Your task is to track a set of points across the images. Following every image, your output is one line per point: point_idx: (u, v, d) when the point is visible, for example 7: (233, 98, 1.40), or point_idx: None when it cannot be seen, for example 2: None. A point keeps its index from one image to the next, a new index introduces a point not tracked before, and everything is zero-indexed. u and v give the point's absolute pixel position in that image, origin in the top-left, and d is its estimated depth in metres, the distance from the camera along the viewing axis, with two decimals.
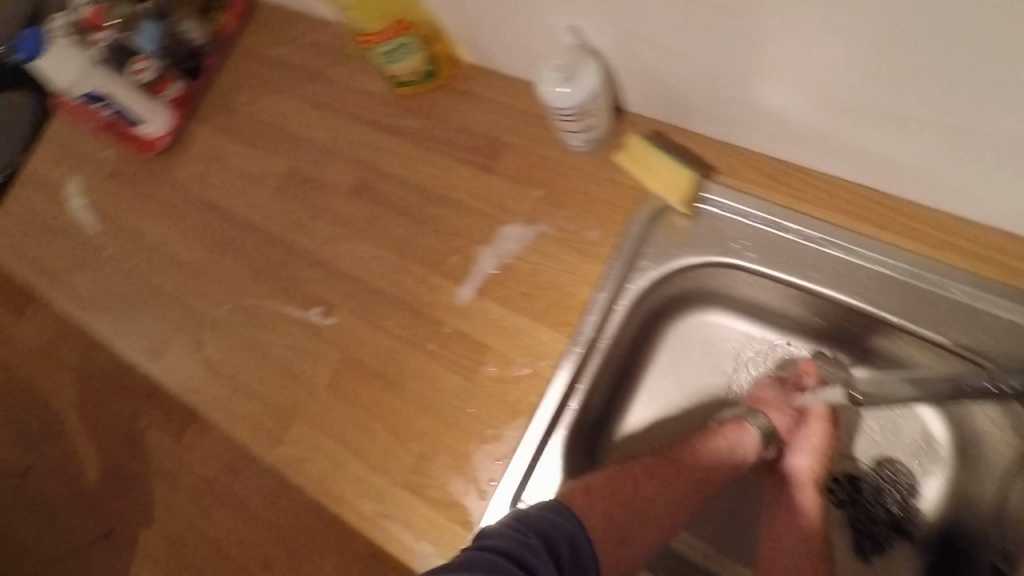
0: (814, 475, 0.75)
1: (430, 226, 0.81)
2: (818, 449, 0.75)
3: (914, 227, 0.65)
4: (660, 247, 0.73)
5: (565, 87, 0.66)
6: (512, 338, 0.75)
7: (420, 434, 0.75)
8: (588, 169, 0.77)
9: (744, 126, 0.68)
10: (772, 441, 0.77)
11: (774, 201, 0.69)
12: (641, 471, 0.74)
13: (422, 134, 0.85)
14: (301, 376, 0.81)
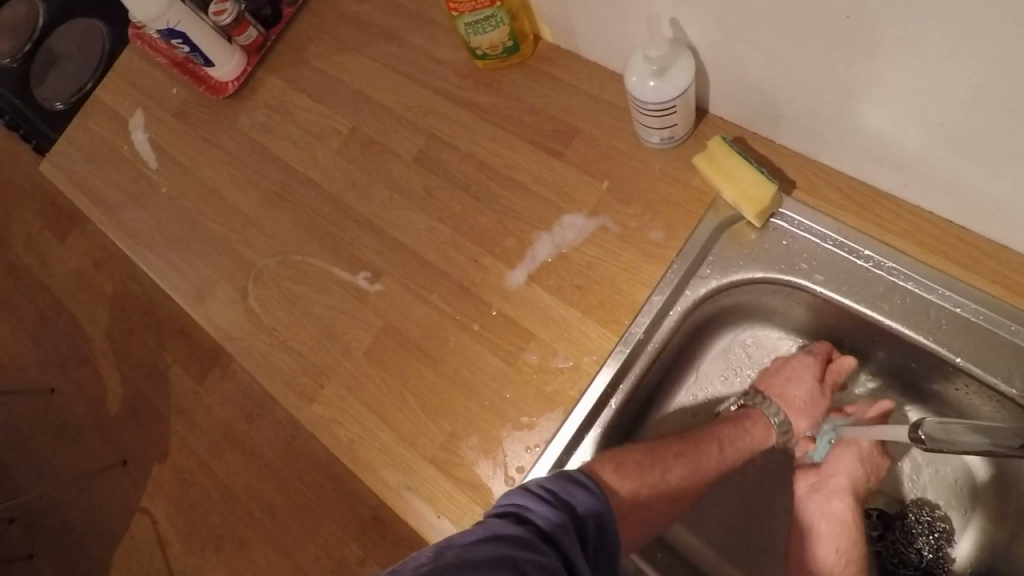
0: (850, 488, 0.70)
1: (489, 205, 0.80)
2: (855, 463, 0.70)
3: (1000, 272, 0.62)
4: (725, 257, 0.70)
5: (654, 83, 0.64)
6: (558, 328, 0.73)
7: (452, 412, 0.74)
8: (659, 167, 0.74)
9: (836, 145, 0.65)
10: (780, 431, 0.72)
11: (851, 225, 0.67)
12: (690, 459, 0.67)
13: (492, 111, 0.83)
14: (340, 337, 0.81)
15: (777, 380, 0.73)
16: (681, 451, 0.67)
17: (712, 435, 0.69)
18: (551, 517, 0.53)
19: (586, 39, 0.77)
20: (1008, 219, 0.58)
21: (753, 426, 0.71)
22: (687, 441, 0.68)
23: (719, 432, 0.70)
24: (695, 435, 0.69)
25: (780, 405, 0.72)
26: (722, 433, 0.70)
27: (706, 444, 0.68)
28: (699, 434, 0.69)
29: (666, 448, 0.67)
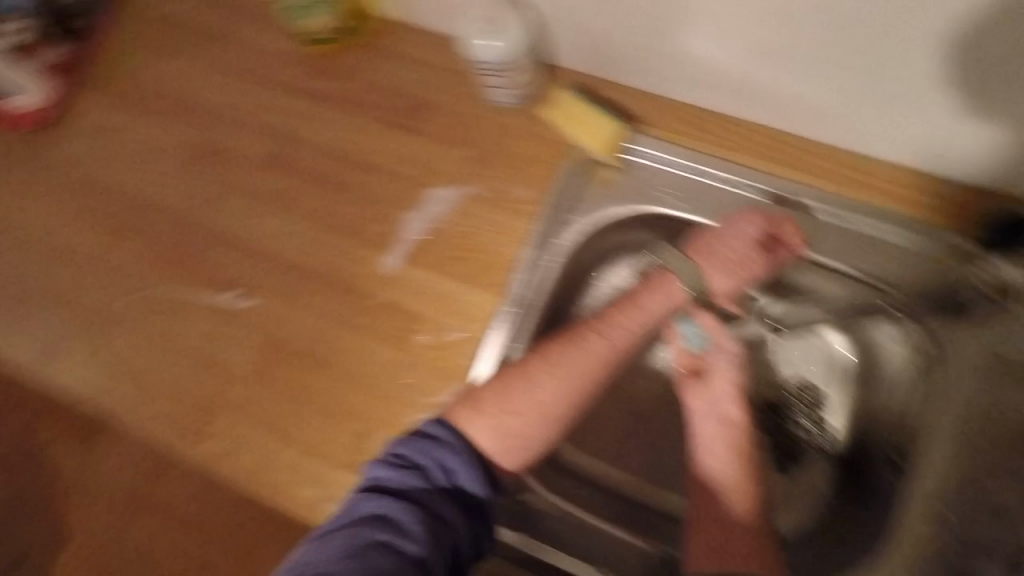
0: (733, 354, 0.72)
1: (350, 194, 0.77)
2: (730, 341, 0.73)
3: (826, 167, 0.68)
4: (587, 201, 0.72)
5: (486, 40, 0.64)
6: (446, 303, 0.73)
7: (356, 411, 0.72)
8: (511, 125, 0.74)
9: (671, 75, 0.68)
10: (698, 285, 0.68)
11: (695, 147, 0.70)
12: (592, 356, 0.66)
13: (333, 96, 0.79)
14: (221, 362, 0.76)
15: (714, 233, 0.68)
16: (586, 349, 0.66)
17: (620, 324, 0.68)
18: (406, 487, 0.54)
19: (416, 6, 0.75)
20: (825, 117, 0.65)
21: (659, 293, 0.69)
22: (594, 336, 0.67)
23: (625, 317, 0.68)
24: (600, 327, 0.67)
25: (703, 265, 0.68)
26: (631, 316, 0.68)
27: (614, 336, 0.67)
28: (607, 324, 0.68)
29: (565, 354, 0.65)
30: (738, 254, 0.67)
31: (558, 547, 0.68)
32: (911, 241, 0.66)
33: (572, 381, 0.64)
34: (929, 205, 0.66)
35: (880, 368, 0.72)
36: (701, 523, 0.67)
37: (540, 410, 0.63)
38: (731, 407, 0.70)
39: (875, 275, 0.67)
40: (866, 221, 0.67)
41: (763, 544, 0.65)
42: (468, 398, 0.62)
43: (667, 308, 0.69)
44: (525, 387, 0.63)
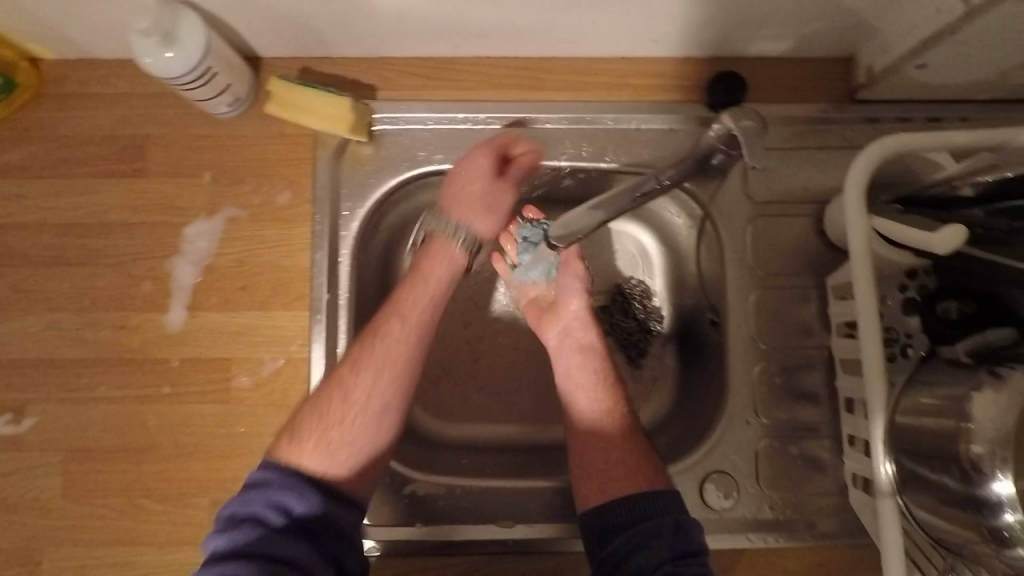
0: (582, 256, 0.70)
1: (101, 263, 0.68)
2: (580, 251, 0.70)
3: (560, 79, 0.71)
4: (356, 184, 0.69)
5: (171, 53, 0.58)
6: (252, 337, 0.68)
7: (200, 482, 0.66)
8: (248, 133, 0.69)
9: (383, 35, 0.66)
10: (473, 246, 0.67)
11: (439, 99, 0.70)
12: (400, 347, 0.62)
13: (32, 164, 0.69)
14: (23, 499, 0.66)
15: (454, 180, 0.66)
16: (388, 335, 0.62)
17: (410, 298, 0.64)
18: (243, 546, 0.52)
19: (80, 38, 0.65)
20: (537, 35, 0.67)
21: (439, 259, 0.66)
22: (394, 319, 0.63)
23: (416, 287, 0.65)
24: (397, 309, 0.64)
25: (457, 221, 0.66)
26: (429, 281, 0.65)
27: (413, 312, 0.64)
28: (403, 299, 0.64)
29: (377, 345, 0.62)
30: (483, 191, 0.66)
31: (458, 522, 0.67)
32: (654, 122, 0.70)
33: (389, 375, 0.62)
34: (656, 86, 0.71)
35: (679, 242, 0.77)
36: (594, 458, 0.65)
37: (368, 411, 0.60)
38: (585, 331, 0.68)
39: (636, 163, 0.70)
40: (613, 117, 0.70)
41: (646, 452, 0.65)
42: (290, 427, 0.59)
43: (454, 268, 0.67)
44: (358, 394, 0.60)
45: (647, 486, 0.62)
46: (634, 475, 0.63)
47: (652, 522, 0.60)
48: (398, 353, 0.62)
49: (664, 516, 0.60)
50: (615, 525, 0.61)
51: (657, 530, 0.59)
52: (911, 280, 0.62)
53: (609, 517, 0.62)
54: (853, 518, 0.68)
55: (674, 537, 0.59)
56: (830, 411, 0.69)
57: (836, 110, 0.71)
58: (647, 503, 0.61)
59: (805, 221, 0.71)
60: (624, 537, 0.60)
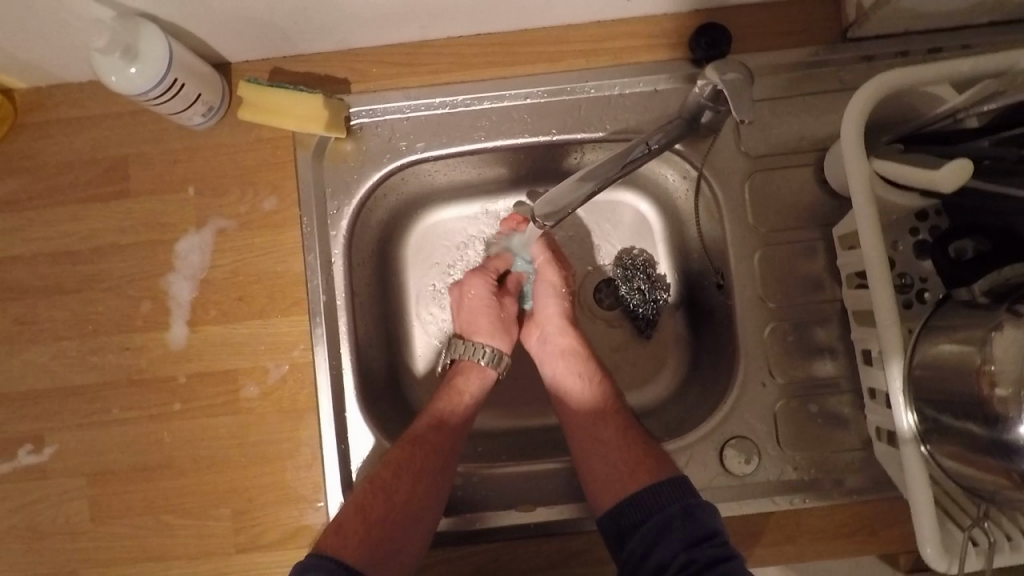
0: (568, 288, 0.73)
1: (99, 287, 0.68)
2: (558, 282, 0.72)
3: (535, 51, 0.68)
4: (341, 181, 0.68)
5: (135, 68, 0.57)
6: (254, 346, 0.67)
7: (220, 494, 0.66)
8: (227, 142, 0.68)
9: (346, 26, 0.64)
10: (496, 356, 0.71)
11: (414, 86, 0.68)
12: (430, 441, 0.64)
13: (20, 196, 0.69)
14: (51, 526, 0.66)
15: (470, 324, 0.72)
16: (426, 441, 0.64)
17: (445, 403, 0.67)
18: None
19: (47, 62, 0.64)
20: (505, 10, 0.64)
21: (472, 380, 0.70)
22: (428, 425, 0.65)
23: (441, 407, 0.67)
24: (432, 413, 0.66)
25: (482, 345, 0.71)
26: (455, 408, 0.67)
27: (448, 429, 0.66)
28: (432, 426, 0.65)
29: (416, 447, 0.63)
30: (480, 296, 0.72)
31: (481, 510, 0.66)
32: (636, 86, 0.68)
33: (427, 491, 0.62)
34: (636, 48, 0.68)
35: (676, 206, 0.75)
36: (595, 457, 0.65)
37: (411, 505, 0.61)
38: (565, 335, 0.71)
39: (620, 129, 0.68)
40: (592, 85, 0.68)
41: (649, 446, 0.64)
42: (332, 523, 0.60)
43: (487, 380, 0.71)
44: (386, 473, 0.62)
45: (650, 479, 0.62)
46: (633, 469, 0.63)
47: (662, 512, 0.59)
48: (441, 463, 0.64)
49: (671, 504, 0.59)
50: (629, 526, 0.60)
51: (669, 521, 0.59)
52: (921, 223, 0.60)
53: (623, 517, 0.61)
54: (882, 471, 0.66)
55: (683, 525, 0.58)
56: (849, 364, 0.67)
57: (827, 52, 0.67)
58: (652, 492, 0.61)
59: (805, 171, 0.68)
60: (637, 535, 0.59)
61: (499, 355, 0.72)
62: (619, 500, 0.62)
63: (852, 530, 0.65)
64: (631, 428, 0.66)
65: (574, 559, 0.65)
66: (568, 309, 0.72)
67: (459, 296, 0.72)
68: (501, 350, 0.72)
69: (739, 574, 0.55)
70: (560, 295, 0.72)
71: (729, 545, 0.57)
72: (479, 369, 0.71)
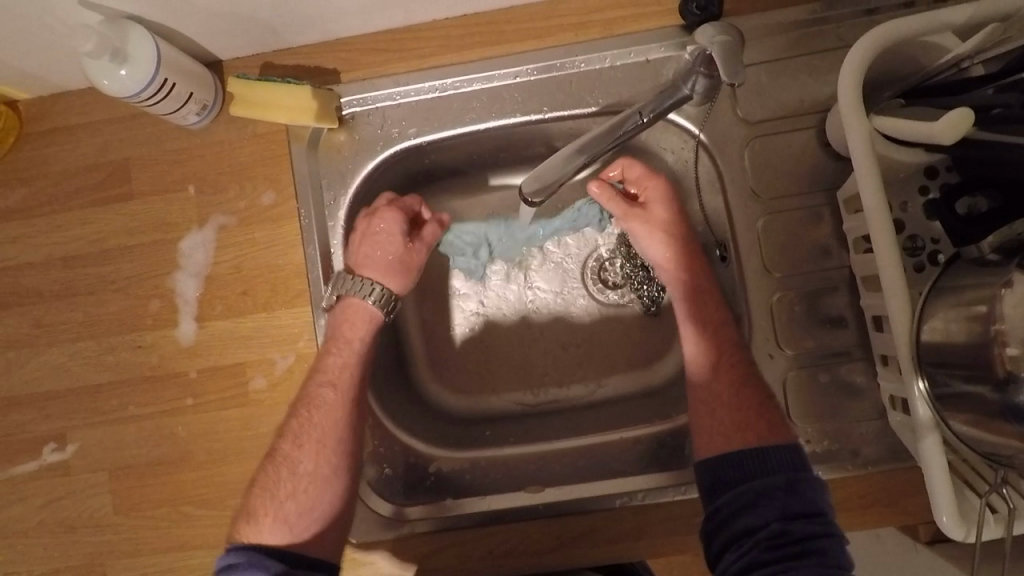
0: (668, 223, 0.68)
1: (110, 288, 0.70)
2: (660, 220, 0.68)
3: (522, 28, 0.67)
4: (336, 172, 0.69)
5: (125, 70, 0.59)
6: (260, 338, 0.68)
7: (235, 484, 0.68)
8: (224, 138, 0.69)
9: (331, 16, 0.64)
10: (387, 297, 0.67)
11: (404, 72, 0.68)
12: (328, 407, 0.62)
13: (31, 205, 0.71)
14: (78, 520, 0.69)
15: (362, 260, 0.67)
16: (321, 407, 0.62)
17: (337, 365, 0.64)
18: None
19: (46, 70, 0.66)
20: None
21: (357, 319, 0.66)
22: (323, 391, 0.63)
23: (323, 371, 0.64)
24: (326, 377, 0.63)
25: (372, 282, 0.67)
26: (338, 371, 0.63)
27: (341, 391, 0.63)
28: (323, 393, 0.63)
29: (314, 416, 0.62)
30: (386, 237, 0.68)
31: (487, 492, 0.68)
32: (626, 57, 0.66)
33: (329, 458, 0.62)
34: (626, 18, 0.67)
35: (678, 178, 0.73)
36: (704, 412, 0.62)
37: (317, 475, 0.61)
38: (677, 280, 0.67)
39: (612, 103, 0.67)
40: (582, 60, 0.67)
41: (762, 406, 0.60)
42: (245, 508, 0.61)
43: (374, 325, 0.67)
44: (291, 450, 0.62)
45: (758, 441, 0.58)
46: (742, 427, 0.59)
47: (762, 480, 0.56)
48: (335, 429, 0.62)
49: (777, 473, 0.55)
50: (724, 479, 0.57)
51: (767, 490, 0.55)
52: (931, 181, 0.58)
53: (719, 471, 0.58)
54: (899, 440, 0.64)
55: (785, 497, 0.54)
56: (860, 331, 0.65)
57: (825, 9, 0.65)
58: (759, 457, 0.57)
59: (807, 134, 0.66)
60: (735, 493, 0.56)
61: (388, 296, 0.67)
62: (722, 454, 0.58)
63: (870, 502, 0.64)
64: (747, 376, 0.62)
65: (583, 539, 0.65)
66: (675, 245, 0.67)
67: (365, 227, 0.68)
68: (390, 289, 0.68)
69: (839, 552, 0.52)
70: (661, 233, 0.68)
71: (828, 522, 0.54)
72: (367, 309, 0.66)
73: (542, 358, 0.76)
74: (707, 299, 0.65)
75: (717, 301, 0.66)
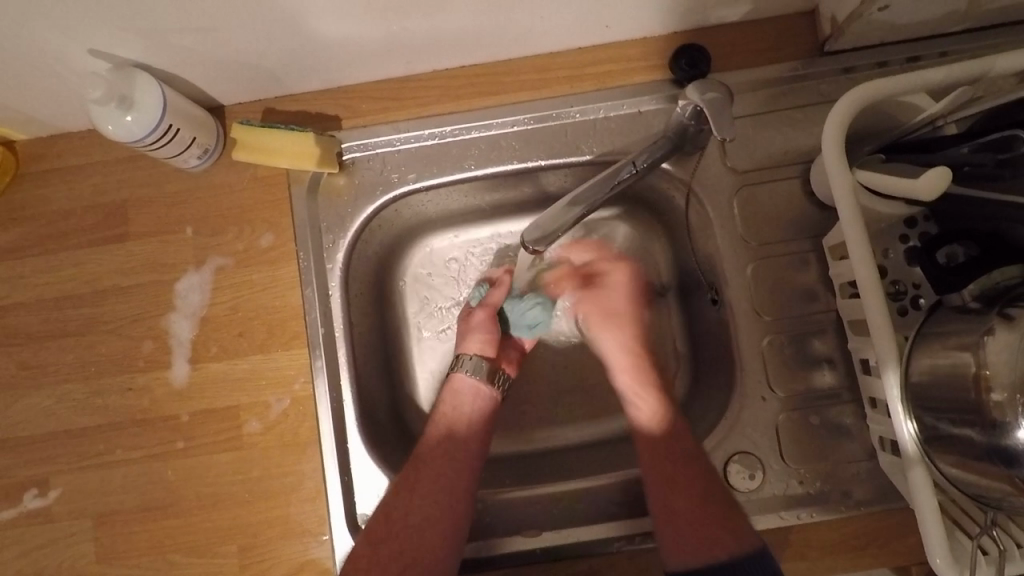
0: (637, 348, 0.72)
1: (102, 329, 0.69)
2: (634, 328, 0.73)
3: (519, 79, 0.70)
4: (335, 215, 0.70)
5: (130, 116, 0.60)
6: (255, 381, 0.68)
7: (225, 531, 0.66)
8: (223, 181, 0.70)
9: (333, 65, 0.66)
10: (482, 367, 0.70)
11: (403, 119, 0.70)
12: (450, 443, 0.66)
13: (23, 245, 0.70)
14: (58, 571, 0.66)
15: (465, 338, 0.71)
16: (441, 443, 0.66)
17: (456, 401, 0.69)
18: None
19: (47, 113, 0.66)
20: (488, 42, 0.66)
21: (464, 393, 0.69)
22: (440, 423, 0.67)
23: (451, 433, 0.67)
24: (447, 410, 0.68)
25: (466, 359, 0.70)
26: (460, 433, 0.67)
27: (458, 457, 0.66)
28: (447, 447, 0.66)
29: (436, 451, 0.66)
30: (483, 317, 0.72)
31: (498, 536, 0.66)
32: (618, 109, 0.69)
33: (435, 521, 0.63)
34: (618, 72, 0.70)
35: (668, 223, 0.76)
36: (662, 489, 0.63)
37: (430, 505, 0.63)
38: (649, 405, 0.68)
39: (606, 152, 0.70)
40: (578, 109, 0.70)
41: (729, 515, 0.61)
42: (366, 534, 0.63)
43: (481, 394, 0.69)
44: (403, 495, 0.64)
45: (726, 555, 0.59)
46: (710, 543, 0.60)
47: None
48: (457, 478, 0.65)
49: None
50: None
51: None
52: (911, 229, 0.60)
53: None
54: (889, 481, 0.65)
55: None
56: (848, 374, 0.67)
57: (806, 66, 0.68)
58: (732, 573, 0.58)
59: (792, 184, 0.69)
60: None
61: (479, 363, 0.70)
62: (694, 564, 0.60)
63: (863, 542, 0.64)
64: (736, 518, 0.61)
65: None
66: (637, 356, 0.71)
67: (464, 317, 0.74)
68: (480, 358, 0.70)
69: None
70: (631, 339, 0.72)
71: None
72: (456, 377, 0.70)
73: (537, 398, 0.77)
74: (682, 440, 0.65)
75: (716, 491, 0.63)
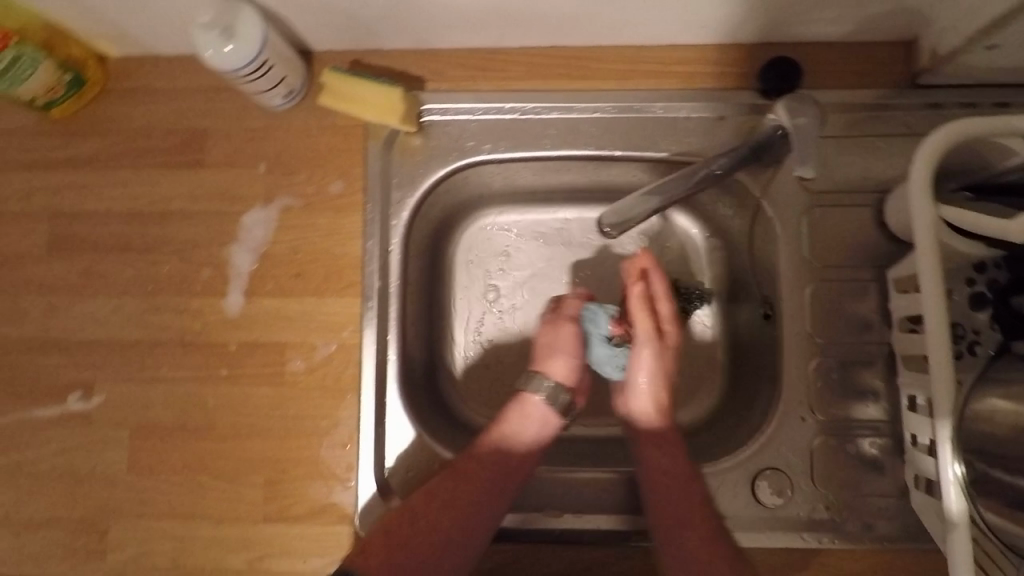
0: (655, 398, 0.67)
1: (166, 249, 0.71)
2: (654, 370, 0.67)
3: (607, 67, 0.70)
4: (407, 173, 0.71)
5: (230, 45, 0.61)
6: (305, 322, 0.69)
7: (255, 462, 0.68)
8: (303, 124, 0.71)
9: (429, 27, 0.67)
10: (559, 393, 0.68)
11: (488, 89, 0.71)
12: (502, 465, 0.64)
13: (102, 156, 0.72)
14: (91, 473, 0.69)
15: (547, 358, 0.69)
16: (493, 462, 0.64)
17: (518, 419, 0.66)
18: None
19: (147, 32, 0.68)
20: (585, 25, 0.66)
21: (533, 418, 0.67)
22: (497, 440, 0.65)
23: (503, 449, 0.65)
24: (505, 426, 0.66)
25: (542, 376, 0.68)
26: (517, 455, 0.65)
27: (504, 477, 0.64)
28: (497, 462, 0.64)
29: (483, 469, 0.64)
30: (572, 337, 0.69)
31: (538, 512, 0.67)
32: (702, 111, 0.69)
33: (458, 534, 0.62)
34: (706, 74, 0.69)
35: (729, 233, 0.76)
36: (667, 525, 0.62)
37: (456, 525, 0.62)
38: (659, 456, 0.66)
39: (683, 152, 0.69)
40: (662, 106, 0.69)
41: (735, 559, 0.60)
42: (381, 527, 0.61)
43: (550, 421, 0.67)
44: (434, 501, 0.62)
45: None
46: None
47: None
48: (492, 502, 0.63)
49: None
50: None
51: None
52: (979, 274, 0.60)
53: None
54: (917, 522, 0.64)
55: None
56: (891, 410, 0.66)
57: (896, 96, 0.68)
58: None
59: (863, 212, 0.68)
60: None
61: (557, 389, 0.68)
62: None
63: None
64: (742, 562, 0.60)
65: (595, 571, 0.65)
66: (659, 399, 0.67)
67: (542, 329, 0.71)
68: (559, 383, 0.68)
69: None
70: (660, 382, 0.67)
71: None
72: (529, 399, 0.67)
73: None
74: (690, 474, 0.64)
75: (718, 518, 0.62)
